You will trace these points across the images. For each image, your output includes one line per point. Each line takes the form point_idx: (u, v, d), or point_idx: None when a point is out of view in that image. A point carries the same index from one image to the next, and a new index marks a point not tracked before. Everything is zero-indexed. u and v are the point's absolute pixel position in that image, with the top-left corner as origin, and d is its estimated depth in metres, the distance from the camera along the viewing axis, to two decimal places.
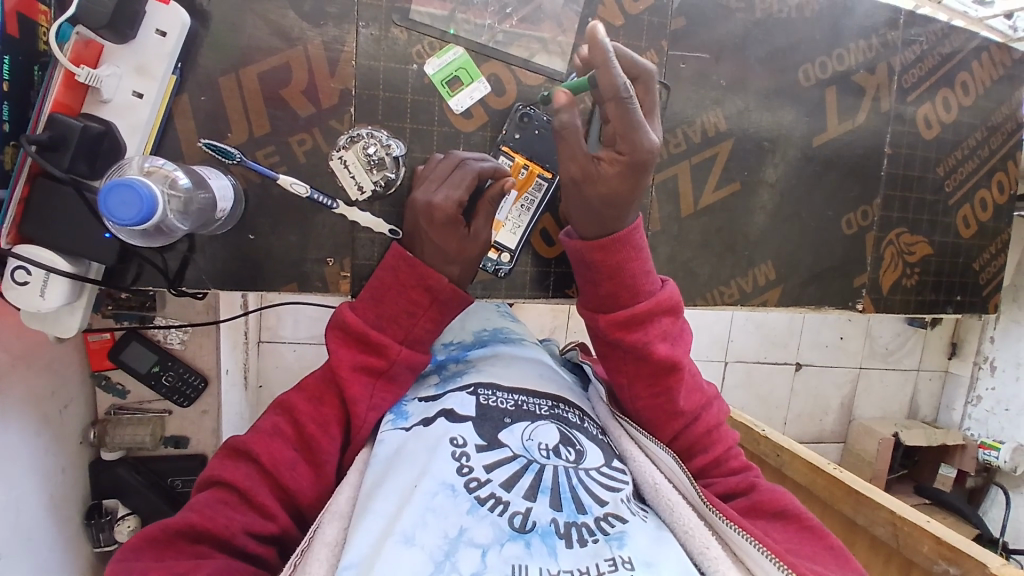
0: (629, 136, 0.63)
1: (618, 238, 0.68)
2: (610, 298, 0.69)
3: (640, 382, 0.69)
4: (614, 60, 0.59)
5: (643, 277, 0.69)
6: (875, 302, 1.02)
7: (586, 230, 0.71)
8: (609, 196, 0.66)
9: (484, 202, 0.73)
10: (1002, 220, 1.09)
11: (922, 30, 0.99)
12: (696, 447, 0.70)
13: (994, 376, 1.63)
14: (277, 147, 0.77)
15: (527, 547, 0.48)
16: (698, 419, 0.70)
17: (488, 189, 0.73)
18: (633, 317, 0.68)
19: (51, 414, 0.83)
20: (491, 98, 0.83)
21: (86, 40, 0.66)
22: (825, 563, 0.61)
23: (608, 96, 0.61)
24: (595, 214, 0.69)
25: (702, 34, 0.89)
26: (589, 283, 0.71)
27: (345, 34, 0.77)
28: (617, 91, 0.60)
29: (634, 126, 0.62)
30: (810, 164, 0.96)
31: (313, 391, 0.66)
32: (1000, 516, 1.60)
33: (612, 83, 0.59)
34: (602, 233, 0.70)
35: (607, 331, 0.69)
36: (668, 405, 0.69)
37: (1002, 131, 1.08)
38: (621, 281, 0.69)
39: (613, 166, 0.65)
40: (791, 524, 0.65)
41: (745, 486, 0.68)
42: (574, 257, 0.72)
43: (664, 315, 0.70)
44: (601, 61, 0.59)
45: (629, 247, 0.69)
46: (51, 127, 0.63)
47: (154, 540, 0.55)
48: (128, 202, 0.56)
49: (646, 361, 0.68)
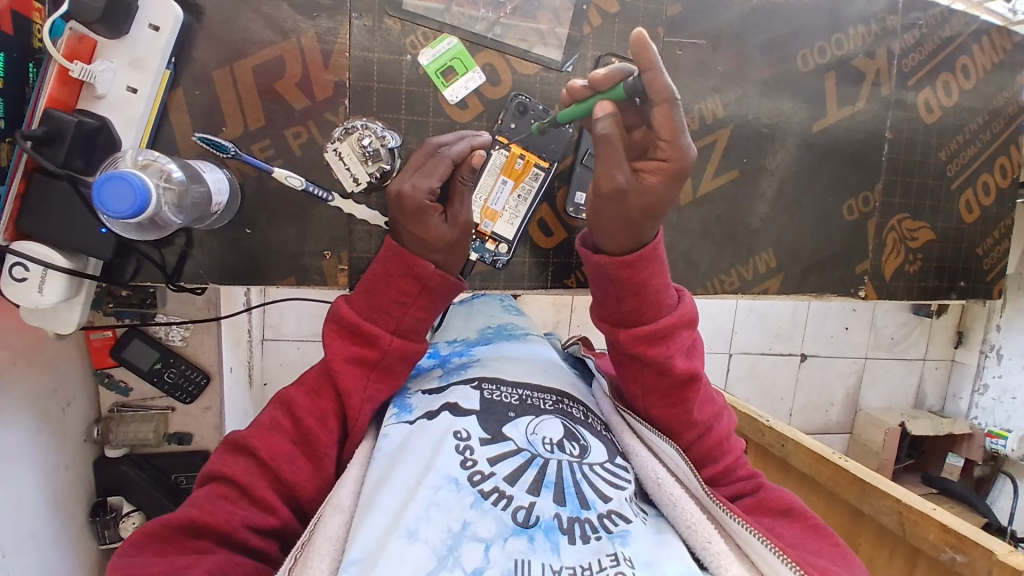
0: (672, 142, 0.60)
1: (645, 255, 0.66)
2: (633, 314, 0.68)
3: (656, 395, 0.68)
4: (662, 65, 0.56)
5: (666, 293, 0.68)
6: (877, 289, 1.02)
7: (615, 246, 0.67)
8: (652, 207, 0.63)
9: (457, 183, 0.72)
10: (1005, 205, 1.08)
11: (922, 14, 0.98)
12: (708, 457, 0.69)
13: (1000, 364, 1.62)
14: (273, 140, 0.77)
15: (530, 542, 0.47)
16: (710, 430, 0.70)
17: (460, 172, 0.73)
18: (655, 333, 0.67)
19: (53, 411, 0.83)
20: (487, 88, 0.82)
21: (79, 36, 0.66)
22: (832, 559, 0.60)
23: (658, 100, 0.57)
24: (627, 232, 0.65)
25: (699, 21, 0.88)
26: (609, 297, 0.68)
27: (339, 26, 0.77)
28: (669, 94, 0.57)
29: (678, 129, 0.59)
30: (810, 152, 0.96)
31: (312, 384, 0.66)
32: (1008, 505, 1.59)
33: (663, 88, 0.56)
34: (629, 249, 0.67)
35: (628, 344, 0.68)
36: (684, 416, 0.68)
37: (1004, 115, 1.06)
38: (645, 297, 0.67)
39: (654, 174, 0.62)
40: (797, 522, 0.65)
41: (752, 487, 0.68)
42: (596, 271, 0.68)
43: (685, 329, 0.70)
44: (649, 66, 0.56)
45: (655, 263, 0.67)
46: (46, 123, 0.64)
47: (155, 535, 0.55)
48: (122, 193, 0.56)
49: (665, 376, 0.67)
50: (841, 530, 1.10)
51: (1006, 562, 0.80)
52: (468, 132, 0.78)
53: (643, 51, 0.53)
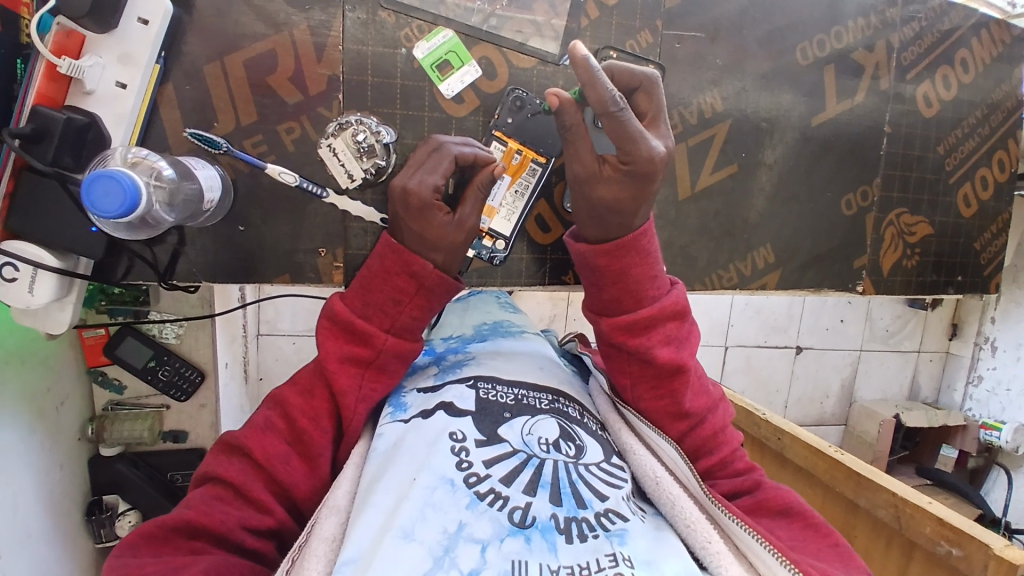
0: (627, 147, 0.64)
1: (622, 244, 0.68)
2: (614, 303, 0.69)
3: (644, 384, 0.68)
4: (601, 76, 0.60)
5: (649, 282, 0.68)
6: (875, 284, 1.01)
7: (591, 234, 0.69)
8: (613, 205, 0.66)
9: (472, 189, 0.71)
10: (1003, 199, 1.08)
11: (921, 7, 0.97)
12: (703, 450, 0.69)
13: (994, 356, 1.63)
14: (266, 136, 0.76)
15: (526, 543, 0.47)
16: (704, 422, 0.69)
17: (477, 175, 0.71)
18: (637, 323, 0.67)
19: (47, 410, 0.82)
20: (483, 82, 0.81)
21: (67, 31, 0.65)
22: (830, 560, 0.60)
23: (598, 111, 0.62)
24: (601, 222, 0.68)
25: (698, 13, 0.87)
26: (593, 286, 0.70)
27: (332, 19, 0.76)
28: (607, 105, 0.61)
29: (631, 136, 0.63)
30: (808, 146, 0.95)
31: (305, 384, 0.65)
32: (1002, 496, 1.60)
33: (599, 99, 0.60)
34: (606, 239, 0.69)
35: (610, 334, 0.68)
36: (673, 408, 0.68)
37: (1003, 109, 1.06)
38: (625, 287, 0.68)
39: (616, 173, 0.66)
40: (796, 522, 0.64)
41: (751, 484, 0.67)
42: (579, 260, 0.71)
43: (669, 321, 0.69)
44: (587, 78, 0.60)
45: (635, 253, 0.68)
46: (34, 119, 0.63)
47: (150, 537, 0.55)
48: (112, 192, 0.55)
49: (651, 365, 0.67)
50: (838, 524, 1.10)
51: (1003, 557, 0.81)
52: (473, 141, 0.76)
53: (575, 64, 0.58)
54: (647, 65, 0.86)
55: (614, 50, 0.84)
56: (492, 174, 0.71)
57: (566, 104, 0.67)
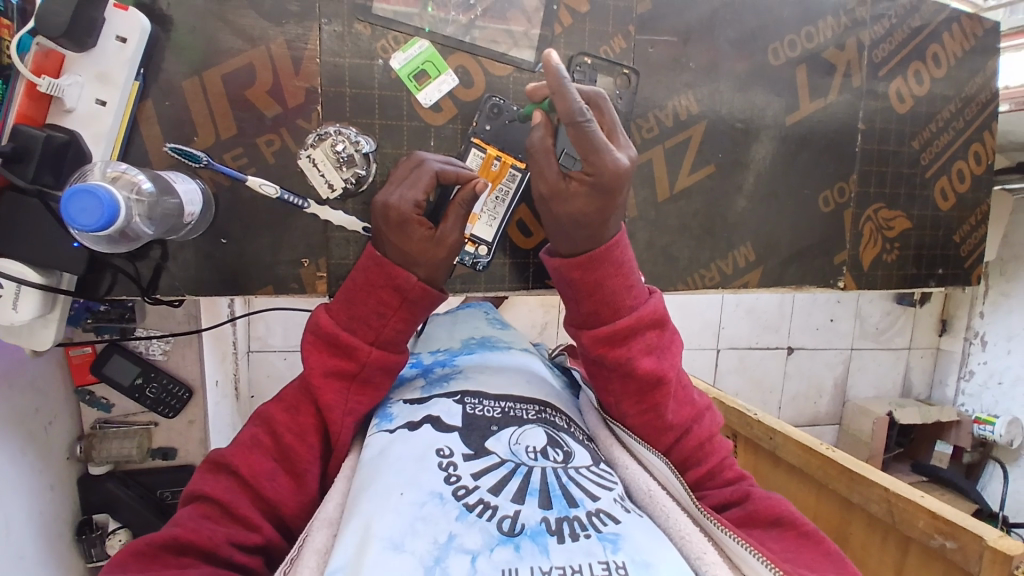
0: (592, 158, 0.65)
1: (596, 256, 0.68)
2: (591, 315, 0.69)
3: (629, 400, 0.68)
4: (570, 86, 0.61)
5: (625, 292, 0.69)
6: (856, 279, 1.03)
7: (563, 249, 0.70)
8: (580, 217, 0.68)
9: (454, 206, 0.70)
10: (981, 190, 1.10)
11: (890, 5, 0.99)
12: (691, 460, 0.70)
13: (985, 350, 1.64)
14: (245, 149, 0.77)
15: (516, 550, 0.46)
16: (689, 432, 0.70)
17: (459, 193, 0.71)
18: (617, 334, 0.68)
19: (36, 431, 0.82)
20: (460, 91, 0.82)
21: (46, 51, 0.65)
22: (824, 569, 0.60)
23: (564, 121, 0.63)
24: (571, 237, 0.69)
25: (670, 17, 0.89)
26: (570, 301, 0.71)
27: (308, 32, 0.77)
28: (573, 116, 0.62)
29: (596, 147, 0.64)
30: (785, 145, 0.96)
31: (291, 401, 0.66)
32: (999, 490, 1.61)
33: (565, 106, 0.62)
34: (580, 251, 0.70)
35: (590, 347, 0.68)
36: (658, 420, 0.68)
37: (977, 101, 1.08)
38: (601, 297, 0.68)
39: (582, 186, 0.67)
40: (788, 531, 0.64)
41: (740, 495, 0.67)
42: (555, 275, 0.71)
43: (648, 330, 0.69)
44: (557, 87, 0.61)
45: (608, 263, 0.68)
46: (14, 138, 0.63)
47: (139, 554, 0.54)
48: (90, 207, 0.55)
49: (632, 378, 0.67)
50: (832, 522, 1.10)
51: (997, 548, 0.81)
52: (455, 160, 0.77)
53: (547, 71, 0.60)
54: (621, 70, 0.87)
55: (588, 56, 0.86)
56: (473, 189, 0.71)
57: (545, 122, 0.70)
